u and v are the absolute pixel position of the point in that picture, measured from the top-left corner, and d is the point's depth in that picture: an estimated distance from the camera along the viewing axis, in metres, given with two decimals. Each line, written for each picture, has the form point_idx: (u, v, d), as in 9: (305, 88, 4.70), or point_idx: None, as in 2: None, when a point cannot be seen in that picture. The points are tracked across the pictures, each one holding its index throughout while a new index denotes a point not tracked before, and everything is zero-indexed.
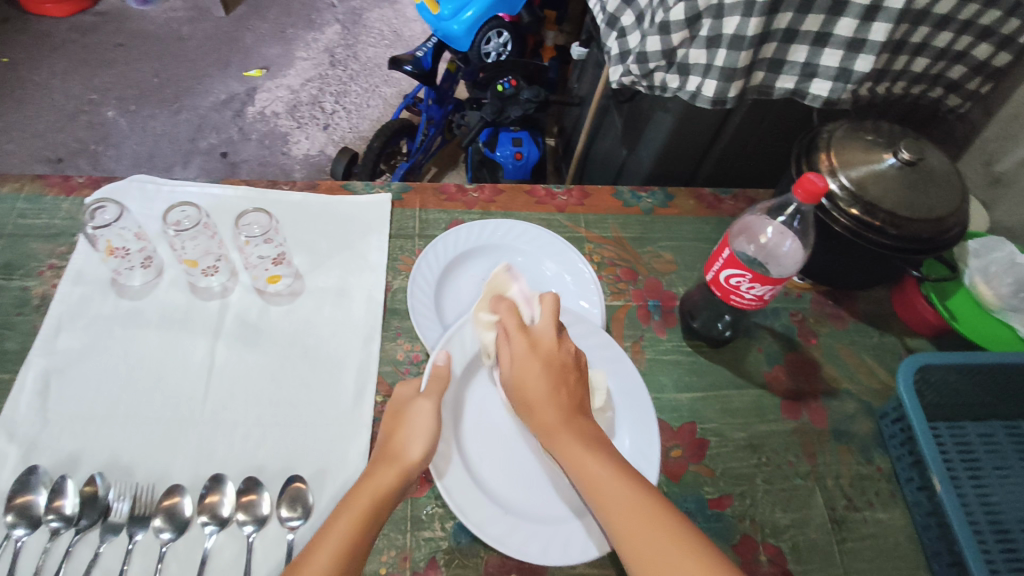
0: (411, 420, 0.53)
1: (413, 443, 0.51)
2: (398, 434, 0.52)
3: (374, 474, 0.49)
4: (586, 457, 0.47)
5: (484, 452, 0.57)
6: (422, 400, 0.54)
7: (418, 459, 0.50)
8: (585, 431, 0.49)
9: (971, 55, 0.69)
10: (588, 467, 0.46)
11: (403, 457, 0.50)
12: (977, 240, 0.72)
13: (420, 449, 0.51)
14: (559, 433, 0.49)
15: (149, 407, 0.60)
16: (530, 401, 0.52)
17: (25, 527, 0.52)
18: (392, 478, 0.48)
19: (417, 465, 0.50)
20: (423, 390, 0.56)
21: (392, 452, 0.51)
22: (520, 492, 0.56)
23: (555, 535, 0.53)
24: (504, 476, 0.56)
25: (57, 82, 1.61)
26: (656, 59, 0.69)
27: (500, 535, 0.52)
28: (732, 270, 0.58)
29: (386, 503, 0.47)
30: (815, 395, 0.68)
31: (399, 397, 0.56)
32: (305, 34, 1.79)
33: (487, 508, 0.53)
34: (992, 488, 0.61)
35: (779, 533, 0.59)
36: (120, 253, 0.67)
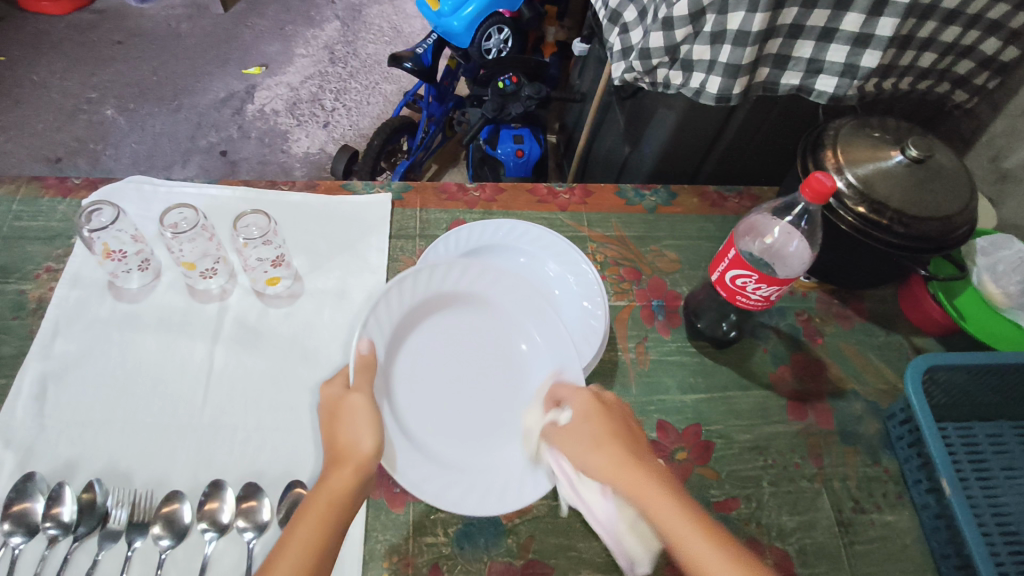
0: (349, 418, 0.48)
1: (360, 438, 0.47)
2: (338, 430, 0.48)
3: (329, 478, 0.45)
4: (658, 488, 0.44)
5: (417, 411, 0.56)
6: (354, 395, 0.49)
7: (372, 450, 0.47)
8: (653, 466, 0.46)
9: (978, 51, 0.67)
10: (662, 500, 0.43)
11: (355, 453, 0.46)
12: (985, 238, 0.70)
13: (371, 438, 0.47)
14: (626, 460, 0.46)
15: (147, 412, 0.59)
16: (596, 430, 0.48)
17: (23, 535, 0.52)
18: (350, 478, 0.45)
19: (373, 456, 0.47)
20: (352, 382, 0.51)
21: (341, 451, 0.47)
22: (458, 447, 0.56)
23: (502, 485, 0.54)
24: (440, 433, 0.56)
25: (55, 80, 1.60)
26: (659, 56, 0.68)
27: (455, 500, 0.52)
28: (738, 271, 0.57)
29: (348, 504, 0.45)
30: (822, 396, 0.67)
31: (327, 397, 0.51)
32: (304, 31, 1.77)
33: (425, 466, 0.53)
34: (1001, 490, 0.60)
35: (785, 536, 0.58)
36: (117, 256, 0.66)
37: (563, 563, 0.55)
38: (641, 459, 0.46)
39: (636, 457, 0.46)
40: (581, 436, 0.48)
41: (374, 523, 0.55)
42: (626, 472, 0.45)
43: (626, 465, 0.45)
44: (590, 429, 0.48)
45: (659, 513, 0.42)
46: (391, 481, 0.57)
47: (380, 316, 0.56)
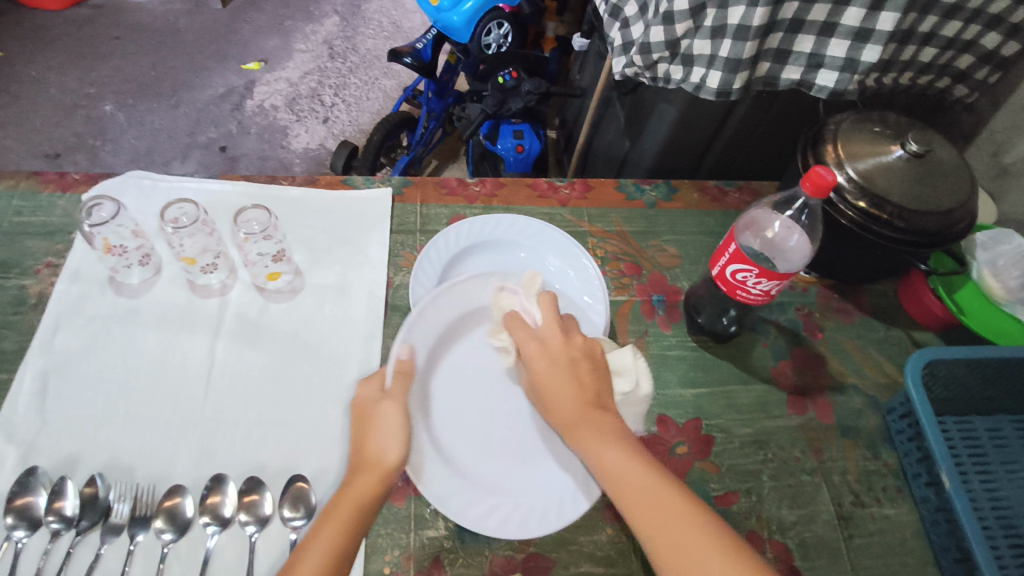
0: (381, 423, 0.50)
1: (389, 447, 0.49)
2: (368, 438, 0.50)
3: (357, 480, 0.48)
4: (603, 450, 0.46)
5: (449, 428, 0.57)
6: (388, 402, 0.51)
7: (397, 462, 0.49)
8: (602, 423, 0.48)
9: (979, 45, 0.67)
10: (605, 460, 0.46)
11: (380, 462, 0.48)
12: (985, 232, 0.70)
13: (397, 450, 0.49)
14: (578, 428, 0.48)
15: (148, 407, 0.60)
16: (546, 396, 0.51)
17: (26, 529, 0.52)
18: (373, 487, 0.47)
19: (396, 467, 0.49)
20: (388, 388, 0.52)
21: (368, 459, 0.49)
22: (487, 468, 0.55)
23: (530, 508, 0.54)
24: (471, 450, 0.56)
25: (53, 76, 1.59)
26: (659, 50, 0.68)
27: (479, 518, 0.52)
28: (739, 265, 0.57)
29: (368, 512, 0.46)
30: (821, 390, 0.67)
31: (364, 398, 0.53)
32: (303, 26, 1.77)
33: (450, 480, 0.53)
34: (1000, 483, 0.61)
35: (785, 530, 0.58)
36: (117, 252, 0.65)
37: (563, 557, 0.55)
38: (591, 408, 0.49)
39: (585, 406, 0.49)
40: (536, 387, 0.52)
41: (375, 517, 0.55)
42: (573, 420, 0.49)
43: (575, 417, 0.49)
44: (544, 383, 0.52)
45: (604, 465, 0.46)
46: None
47: (421, 325, 0.58)
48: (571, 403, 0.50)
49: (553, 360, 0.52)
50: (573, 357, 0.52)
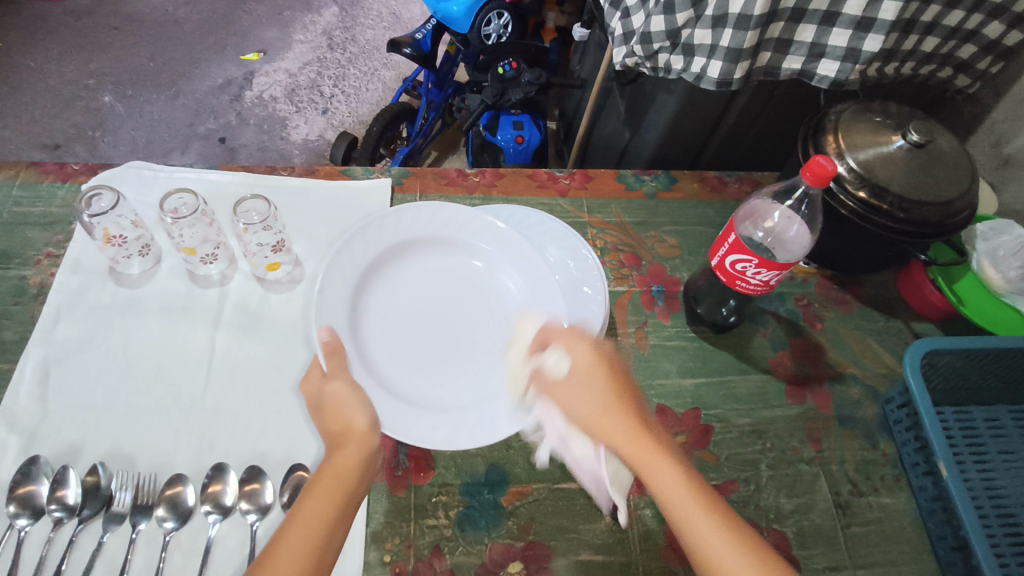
0: (338, 401, 0.50)
1: (355, 412, 0.48)
2: (333, 417, 0.49)
3: (335, 456, 0.46)
4: (665, 472, 0.44)
5: (388, 365, 0.58)
6: (334, 380, 0.52)
7: (367, 425, 0.48)
8: (661, 445, 0.46)
9: (982, 34, 0.67)
10: (664, 484, 0.43)
11: (351, 431, 0.47)
12: (985, 223, 0.70)
13: (364, 414, 0.48)
14: (642, 449, 0.45)
15: (149, 397, 0.60)
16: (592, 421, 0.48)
17: (28, 517, 0.52)
18: (352, 454, 0.46)
19: (369, 429, 0.48)
20: (327, 369, 0.53)
21: (340, 432, 0.48)
22: (432, 391, 0.57)
23: (457, 423, 0.55)
24: (399, 366, 0.58)
25: (52, 66, 1.59)
26: (660, 40, 0.68)
27: (404, 429, 0.53)
28: (738, 255, 0.57)
29: (353, 480, 0.45)
30: (820, 380, 0.68)
31: (309, 394, 0.53)
32: (302, 16, 1.76)
33: (411, 413, 0.54)
34: (997, 473, 0.61)
35: (783, 518, 0.59)
36: (117, 241, 0.66)
37: (561, 544, 0.55)
38: (648, 434, 0.47)
39: (647, 436, 0.46)
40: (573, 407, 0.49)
41: (376, 506, 0.56)
42: (639, 450, 0.45)
43: (638, 440, 0.46)
44: (595, 409, 0.48)
45: (683, 509, 0.42)
46: (392, 465, 0.58)
47: (331, 287, 0.59)
48: (634, 432, 0.46)
49: (604, 382, 0.49)
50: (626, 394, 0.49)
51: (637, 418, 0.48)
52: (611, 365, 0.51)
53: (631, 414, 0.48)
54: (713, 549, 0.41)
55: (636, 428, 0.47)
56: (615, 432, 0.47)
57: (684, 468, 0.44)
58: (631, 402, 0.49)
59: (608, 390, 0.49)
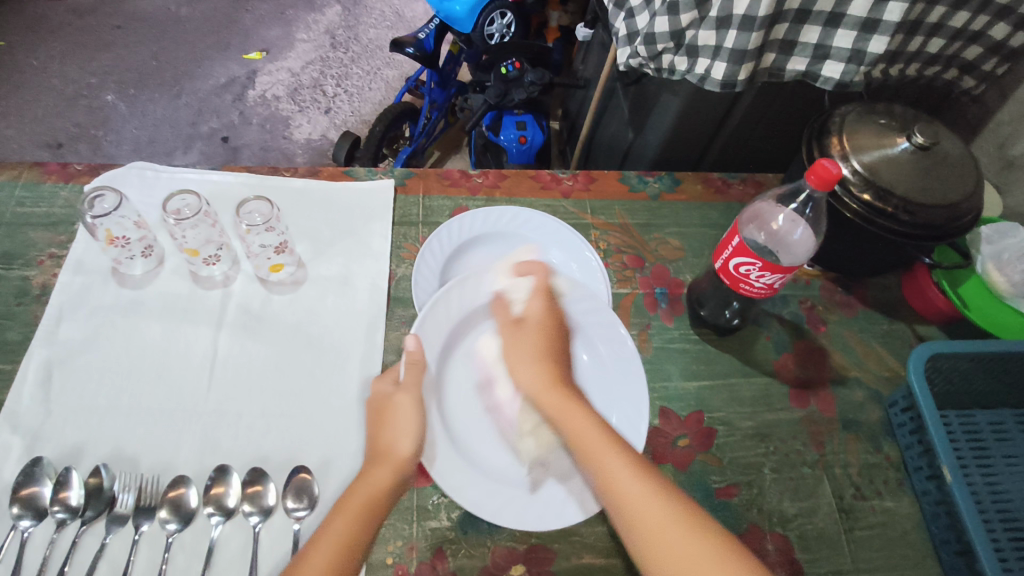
0: (395, 416, 0.52)
1: (402, 438, 0.51)
2: (383, 431, 0.52)
3: (373, 472, 0.49)
4: (576, 418, 0.50)
5: (465, 419, 0.56)
6: (400, 394, 0.53)
7: (410, 452, 0.50)
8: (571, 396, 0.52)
9: (987, 36, 0.66)
10: (579, 428, 0.49)
11: (394, 453, 0.50)
12: (990, 226, 0.69)
13: (410, 441, 0.51)
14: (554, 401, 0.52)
15: (151, 398, 0.60)
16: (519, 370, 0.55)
17: (31, 518, 0.52)
18: (388, 475, 0.49)
19: (411, 458, 0.50)
20: (401, 381, 0.54)
21: (383, 450, 0.50)
22: (490, 456, 0.55)
23: (506, 496, 0.53)
24: (473, 423, 0.56)
25: (54, 65, 1.59)
26: (665, 41, 0.68)
27: (454, 485, 0.52)
28: (742, 258, 0.57)
29: (384, 500, 0.48)
30: (824, 383, 0.67)
31: (377, 395, 0.55)
32: (304, 15, 1.75)
33: (466, 470, 0.53)
34: (1001, 476, 0.61)
35: (786, 522, 0.59)
36: (120, 243, 0.66)
37: (564, 547, 0.55)
38: (562, 385, 0.53)
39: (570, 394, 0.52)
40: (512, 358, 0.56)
41: None
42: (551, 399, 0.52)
43: (556, 394, 0.52)
44: (528, 362, 0.54)
45: (602, 460, 0.47)
46: None
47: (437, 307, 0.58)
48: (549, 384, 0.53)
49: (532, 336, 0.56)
50: (557, 360, 0.55)
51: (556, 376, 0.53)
52: (533, 326, 0.56)
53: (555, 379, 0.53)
54: (642, 507, 0.44)
55: (555, 385, 0.52)
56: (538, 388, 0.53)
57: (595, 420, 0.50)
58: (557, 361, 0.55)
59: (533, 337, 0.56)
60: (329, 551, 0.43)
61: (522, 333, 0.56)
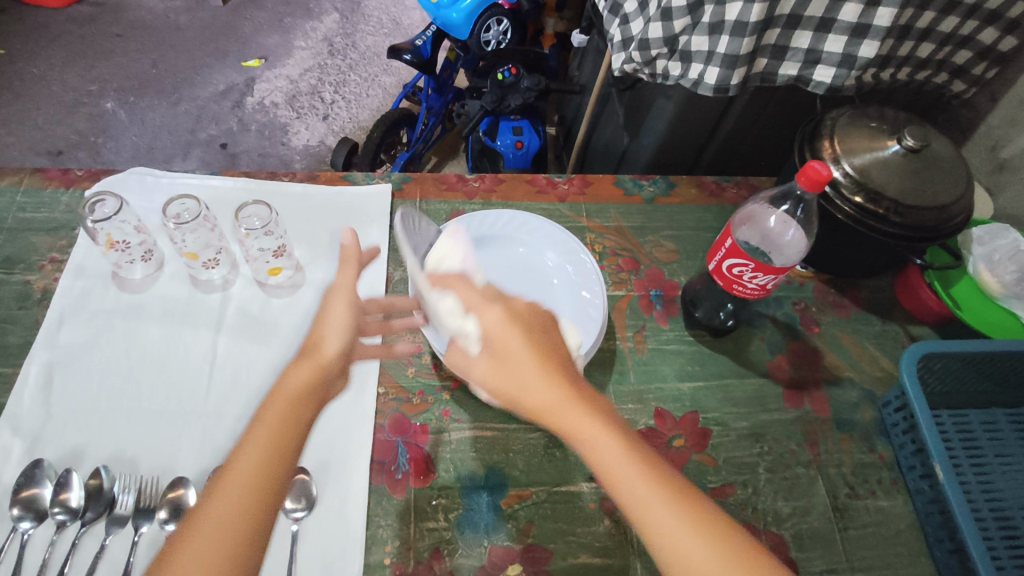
0: (328, 313, 0.48)
1: (331, 335, 0.46)
2: (313, 330, 0.47)
3: (292, 373, 0.44)
4: (604, 439, 0.41)
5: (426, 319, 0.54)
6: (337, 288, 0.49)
7: (337, 352, 0.46)
8: (598, 407, 0.43)
9: (977, 40, 0.68)
10: (604, 452, 0.41)
11: (318, 352, 0.45)
12: (982, 227, 0.70)
13: (338, 341, 0.46)
14: (576, 415, 0.42)
15: (151, 400, 0.60)
16: (505, 369, 0.44)
17: (32, 520, 0.53)
18: (306, 373, 0.44)
19: (337, 357, 0.46)
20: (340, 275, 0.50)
21: (307, 350, 0.46)
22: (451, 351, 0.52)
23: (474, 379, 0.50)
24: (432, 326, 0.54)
25: (54, 73, 1.60)
26: (658, 47, 0.69)
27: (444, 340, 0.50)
28: (735, 259, 0.58)
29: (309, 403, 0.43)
30: (817, 383, 0.68)
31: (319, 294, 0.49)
32: (303, 23, 1.77)
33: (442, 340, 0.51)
34: (994, 475, 0.61)
35: (781, 521, 0.59)
36: (120, 247, 0.66)
37: (561, 547, 0.56)
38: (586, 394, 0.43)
39: (581, 394, 0.43)
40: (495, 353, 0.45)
41: (376, 509, 0.56)
42: (575, 413, 0.42)
43: (574, 404, 0.42)
44: (522, 369, 0.44)
45: (631, 491, 0.40)
46: (392, 468, 0.58)
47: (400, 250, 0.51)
48: (564, 392, 0.43)
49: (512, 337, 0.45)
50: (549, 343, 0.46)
51: (565, 379, 0.44)
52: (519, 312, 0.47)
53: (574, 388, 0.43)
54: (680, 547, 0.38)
55: (568, 392, 0.43)
56: (549, 408, 0.42)
57: (622, 436, 0.42)
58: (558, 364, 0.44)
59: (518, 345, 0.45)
60: (259, 453, 0.40)
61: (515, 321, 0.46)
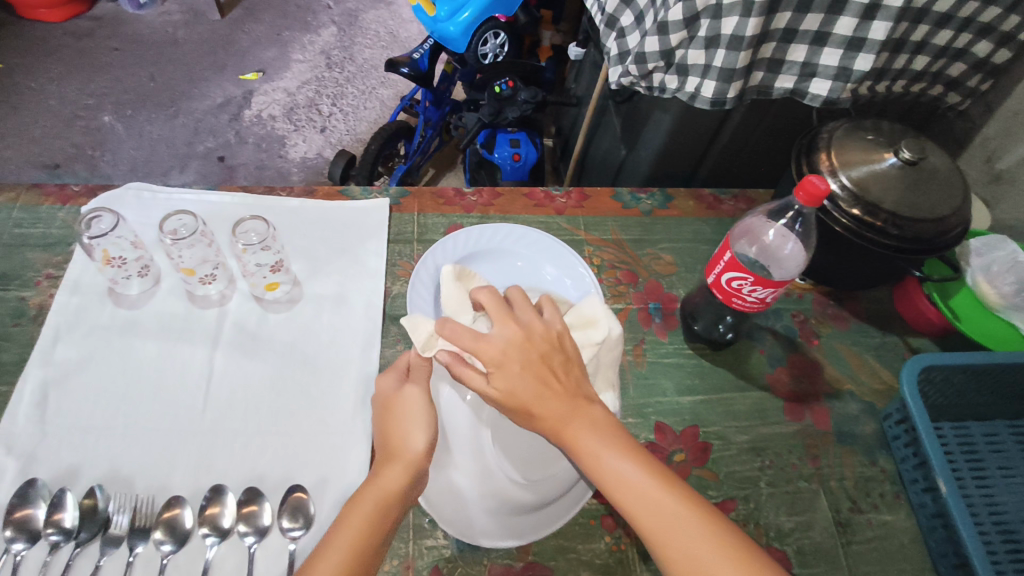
0: (406, 409, 0.51)
1: (413, 433, 0.50)
2: (393, 426, 0.51)
3: (385, 472, 0.48)
4: (601, 450, 0.46)
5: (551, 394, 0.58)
6: (411, 386, 0.52)
7: (423, 450, 0.49)
8: (595, 419, 0.48)
9: (971, 53, 0.68)
10: (607, 470, 0.45)
11: (406, 451, 0.49)
12: (979, 239, 0.70)
13: (422, 437, 0.50)
14: (569, 425, 0.47)
15: (147, 418, 0.60)
16: (513, 398, 0.48)
17: (25, 541, 0.52)
18: (400, 475, 0.48)
19: (423, 453, 0.49)
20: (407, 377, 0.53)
21: (393, 448, 0.49)
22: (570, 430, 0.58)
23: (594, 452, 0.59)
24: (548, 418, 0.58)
25: (52, 87, 1.60)
26: (655, 59, 0.69)
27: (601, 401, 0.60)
28: (734, 273, 0.57)
29: (394, 505, 0.47)
30: (818, 396, 0.68)
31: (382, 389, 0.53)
32: (301, 36, 1.78)
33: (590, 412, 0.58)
34: (997, 488, 0.61)
35: (783, 536, 0.58)
36: (117, 263, 0.66)
37: (562, 566, 0.55)
38: (579, 408, 0.48)
39: (576, 412, 0.48)
40: (507, 390, 0.48)
41: None
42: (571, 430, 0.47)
43: (568, 422, 0.47)
44: (523, 389, 0.47)
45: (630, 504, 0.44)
46: None
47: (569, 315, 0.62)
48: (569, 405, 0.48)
49: (520, 366, 0.48)
50: (546, 375, 0.48)
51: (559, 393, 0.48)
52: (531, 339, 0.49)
53: (560, 387, 0.48)
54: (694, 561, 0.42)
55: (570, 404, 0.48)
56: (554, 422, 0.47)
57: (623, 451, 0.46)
58: (542, 379, 0.48)
59: (523, 374, 0.48)
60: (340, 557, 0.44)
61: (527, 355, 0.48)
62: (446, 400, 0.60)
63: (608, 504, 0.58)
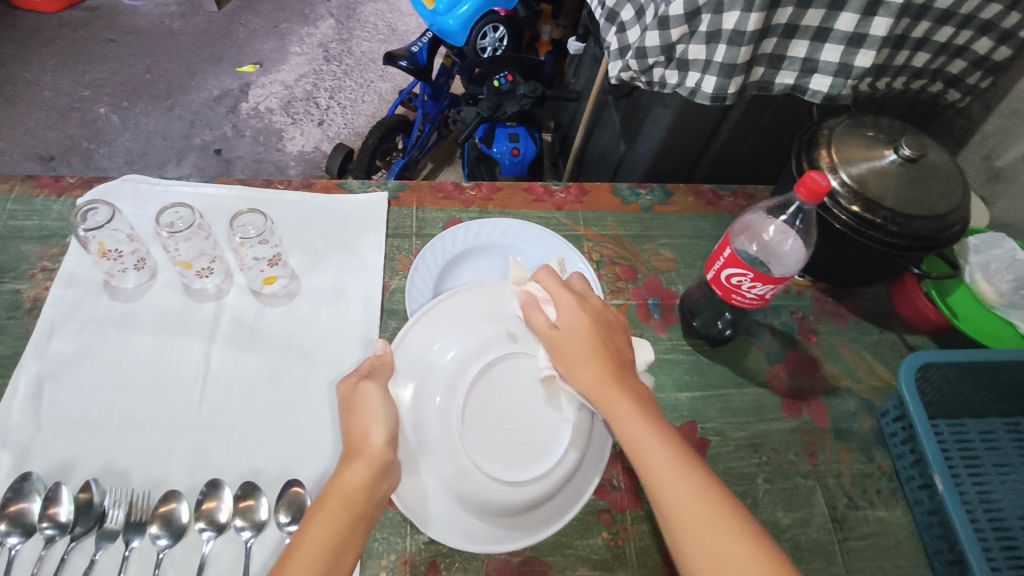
0: (364, 405, 0.52)
1: (373, 428, 0.50)
2: (354, 422, 0.51)
3: (347, 470, 0.48)
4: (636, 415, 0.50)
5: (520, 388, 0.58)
6: (366, 382, 0.53)
7: (382, 443, 0.50)
8: (633, 389, 0.53)
9: (971, 50, 0.68)
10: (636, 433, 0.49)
11: (366, 446, 0.49)
12: (977, 236, 0.70)
13: (381, 430, 0.50)
14: (609, 386, 0.52)
15: (143, 412, 0.59)
16: (570, 343, 0.55)
17: (19, 535, 0.51)
18: (362, 472, 0.48)
19: (383, 447, 0.50)
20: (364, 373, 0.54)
21: (355, 445, 0.50)
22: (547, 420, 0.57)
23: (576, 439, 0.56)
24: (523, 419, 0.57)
25: (47, 78, 1.59)
26: (656, 54, 0.68)
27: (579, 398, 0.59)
28: (733, 269, 0.57)
29: (362, 499, 0.47)
30: (815, 393, 0.68)
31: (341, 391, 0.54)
32: (298, 28, 1.77)
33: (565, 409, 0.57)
34: (993, 486, 0.61)
35: (780, 532, 0.59)
36: (112, 256, 0.65)
37: (559, 563, 0.55)
38: (622, 376, 0.53)
39: (618, 381, 0.53)
40: (568, 331, 0.55)
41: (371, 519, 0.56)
42: (609, 391, 0.52)
43: (609, 383, 0.52)
44: (582, 337, 0.54)
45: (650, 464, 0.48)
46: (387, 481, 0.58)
47: None
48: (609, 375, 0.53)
49: (589, 320, 0.56)
50: (607, 339, 0.55)
51: (610, 359, 0.54)
52: (600, 310, 0.58)
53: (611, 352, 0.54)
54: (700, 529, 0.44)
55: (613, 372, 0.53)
56: (594, 379, 0.52)
57: (654, 424, 0.50)
58: (603, 344, 0.54)
59: (589, 325, 0.55)
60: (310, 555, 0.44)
61: (593, 317, 0.56)
62: (413, 402, 0.56)
63: (606, 499, 0.58)
